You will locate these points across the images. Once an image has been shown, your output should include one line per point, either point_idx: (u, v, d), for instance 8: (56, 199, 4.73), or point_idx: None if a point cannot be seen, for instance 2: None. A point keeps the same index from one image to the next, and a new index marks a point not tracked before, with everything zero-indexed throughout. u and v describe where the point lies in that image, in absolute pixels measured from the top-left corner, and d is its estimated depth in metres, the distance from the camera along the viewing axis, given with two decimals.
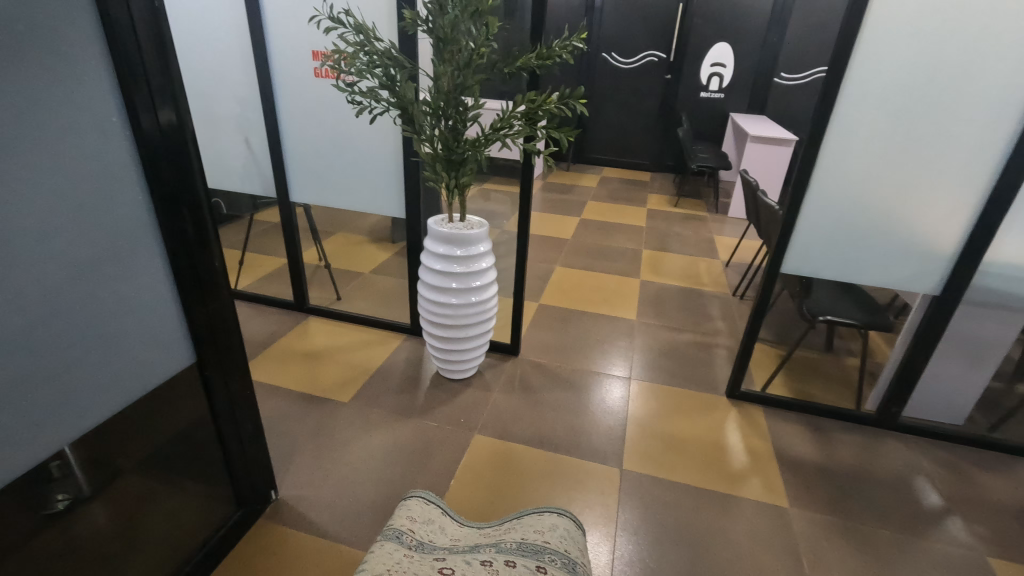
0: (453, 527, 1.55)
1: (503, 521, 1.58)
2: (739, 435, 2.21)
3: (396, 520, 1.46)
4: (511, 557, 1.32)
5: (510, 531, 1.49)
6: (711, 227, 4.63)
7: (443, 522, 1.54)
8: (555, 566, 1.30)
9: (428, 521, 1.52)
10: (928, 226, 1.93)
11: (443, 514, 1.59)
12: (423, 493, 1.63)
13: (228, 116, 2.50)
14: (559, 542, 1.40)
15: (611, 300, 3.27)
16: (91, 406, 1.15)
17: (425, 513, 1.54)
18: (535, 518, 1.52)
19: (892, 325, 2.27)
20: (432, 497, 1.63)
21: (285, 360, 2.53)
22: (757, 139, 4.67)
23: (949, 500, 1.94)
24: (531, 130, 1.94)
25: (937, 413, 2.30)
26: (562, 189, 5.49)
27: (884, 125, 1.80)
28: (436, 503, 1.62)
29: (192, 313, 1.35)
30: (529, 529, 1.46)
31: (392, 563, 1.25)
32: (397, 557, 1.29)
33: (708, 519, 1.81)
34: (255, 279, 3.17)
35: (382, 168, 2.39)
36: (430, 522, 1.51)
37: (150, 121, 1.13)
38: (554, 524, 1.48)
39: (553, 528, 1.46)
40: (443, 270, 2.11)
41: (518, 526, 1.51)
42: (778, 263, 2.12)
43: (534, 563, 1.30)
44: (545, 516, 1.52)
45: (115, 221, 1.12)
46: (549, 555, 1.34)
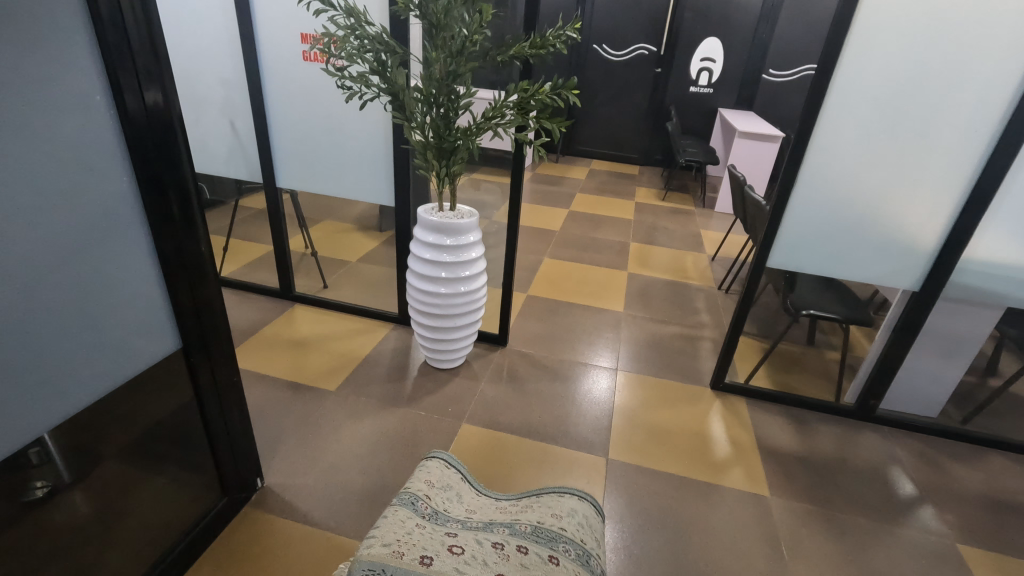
0: (469, 496, 1.57)
1: (520, 499, 1.60)
2: (722, 426, 2.25)
3: (414, 483, 1.49)
4: (523, 543, 1.31)
5: (527, 510, 1.49)
6: (698, 222, 4.67)
7: (461, 489, 1.58)
8: (567, 556, 1.29)
9: (445, 487, 1.54)
10: (910, 224, 1.98)
11: (462, 481, 1.62)
12: (444, 457, 1.67)
13: (213, 98, 2.44)
14: (574, 531, 1.39)
15: (599, 292, 3.29)
16: (73, 391, 1.13)
17: (444, 478, 1.57)
18: (556, 501, 1.54)
19: (872, 320, 2.33)
20: (453, 461, 1.67)
21: (271, 348, 2.51)
22: (745, 134, 4.70)
23: (923, 489, 2.01)
24: (523, 120, 1.93)
25: (913, 406, 2.36)
26: (551, 181, 5.48)
27: (870, 124, 1.83)
28: (456, 468, 1.66)
29: (178, 298, 1.33)
30: (547, 512, 1.46)
31: (403, 533, 1.25)
32: (409, 527, 1.28)
33: (691, 507, 1.85)
34: (240, 266, 3.12)
35: (372, 155, 2.36)
36: (448, 488, 1.55)
37: (135, 102, 1.10)
38: (573, 510, 1.49)
39: (571, 515, 1.46)
40: (432, 259, 2.10)
41: (535, 507, 1.51)
42: (764, 257, 2.15)
43: (546, 553, 1.27)
44: (565, 498, 1.55)
45: (99, 203, 1.09)
46: (563, 544, 1.33)
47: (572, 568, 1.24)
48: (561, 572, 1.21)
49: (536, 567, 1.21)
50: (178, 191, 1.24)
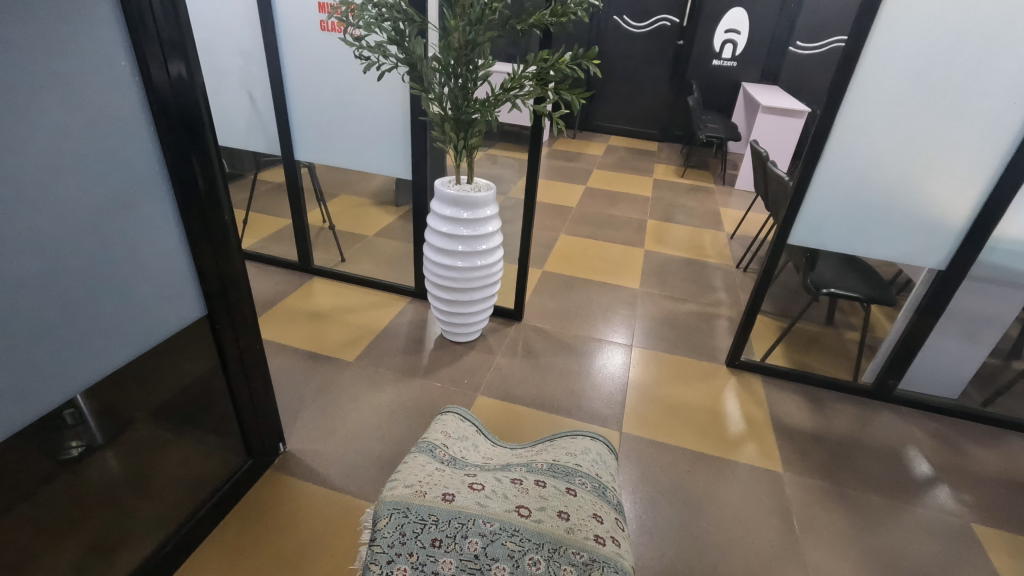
0: (485, 447, 1.61)
1: (535, 445, 1.64)
2: (737, 402, 2.25)
3: (432, 433, 1.52)
4: (541, 477, 1.33)
5: (542, 453, 1.52)
6: (717, 199, 4.59)
7: (477, 441, 1.61)
8: (584, 489, 1.33)
9: (462, 437, 1.58)
10: (940, 200, 1.92)
11: (477, 433, 1.66)
12: (458, 411, 1.69)
13: (231, 70, 2.44)
14: (590, 466, 1.43)
15: (614, 269, 3.27)
16: (104, 353, 1.17)
17: (460, 429, 1.60)
18: (570, 442, 1.57)
19: (895, 300, 2.28)
20: (467, 415, 1.70)
21: (290, 319, 2.55)
22: (769, 110, 4.58)
23: (939, 470, 2.00)
24: (542, 92, 1.90)
25: (933, 386, 2.33)
26: (568, 156, 5.42)
27: (903, 97, 1.76)
28: (470, 421, 1.69)
29: (203, 267, 1.36)
30: (561, 453, 1.50)
31: (424, 474, 1.28)
32: (429, 469, 1.32)
33: (703, 481, 1.87)
34: (259, 240, 3.17)
35: (390, 128, 2.36)
36: (464, 438, 1.57)
37: (159, 71, 1.11)
38: (587, 449, 1.53)
39: (586, 453, 1.50)
40: (449, 233, 2.10)
41: (550, 449, 1.55)
42: (786, 234, 2.11)
43: (564, 485, 1.31)
44: (579, 440, 1.58)
45: (126, 169, 1.11)
46: (579, 478, 1.36)
47: (590, 497, 1.28)
48: (580, 502, 1.25)
49: (555, 498, 1.25)
50: (201, 160, 1.25)
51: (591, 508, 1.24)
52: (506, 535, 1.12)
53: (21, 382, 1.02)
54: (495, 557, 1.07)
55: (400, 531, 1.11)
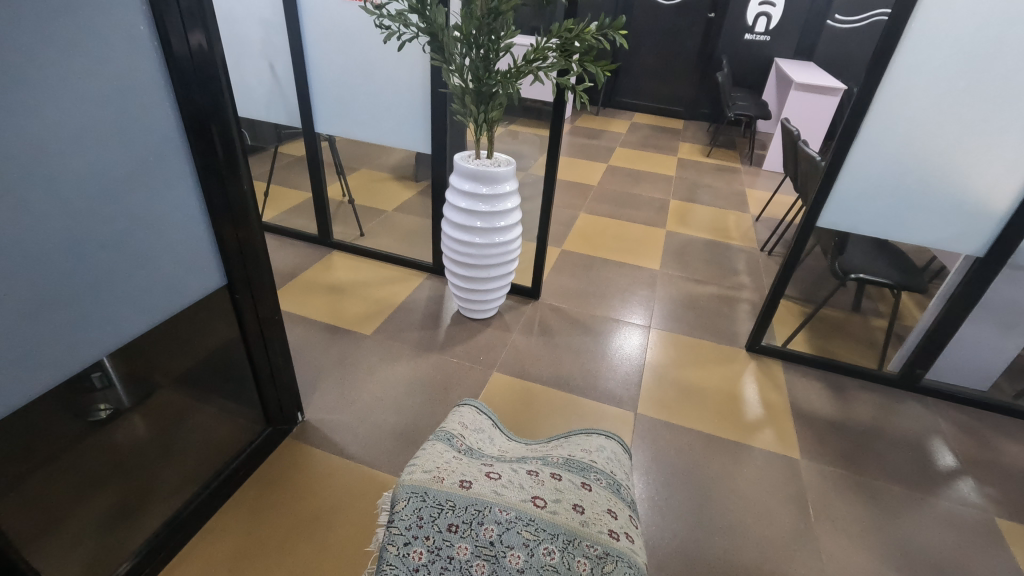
0: (501, 439, 1.60)
1: (549, 440, 1.62)
2: (755, 387, 2.22)
3: (449, 423, 1.52)
4: (556, 470, 1.34)
5: (557, 447, 1.52)
6: (743, 180, 4.47)
7: (492, 434, 1.61)
8: (599, 484, 1.32)
9: (479, 429, 1.57)
10: (982, 186, 1.82)
11: (493, 427, 1.65)
12: (475, 404, 1.69)
13: (252, 40, 2.42)
14: (604, 463, 1.43)
15: (635, 249, 3.22)
16: (128, 320, 1.19)
17: (477, 422, 1.60)
18: (585, 438, 1.56)
19: (927, 287, 2.20)
20: (484, 408, 1.70)
21: (310, 292, 2.58)
22: (803, 86, 4.39)
23: (964, 462, 1.94)
24: (566, 64, 1.84)
25: (961, 376, 2.26)
26: (591, 134, 5.31)
27: (948, 77, 1.66)
28: (487, 415, 1.68)
29: (222, 236, 1.36)
30: (576, 448, 1.49)
31: (442, 462, 1.29)
32: (446, 457, 1.33)
33: (717, 465, 1.85)
34: (280, 213, 3.19)
35: (409, 101, 2.32)
36: (480, 430, 1.57)
37: (180, 41, 1.10)
38: (602, 446, 1.52)
39: (600, 450, 1.49)
40: (468, 209, 2.08)
41: (565, 444, 1.54)
42: (814, 217, 2.05)
43: (580, 480, 1.31)
44: (593, 437, 1.57)
45: (146, 136, 1.11)
46: (594, 473, 1.36)
47: (605, 493, 1.28)
48: (595, 497, 1.26)
49: (570, 492, 1.25)
50: (220, 130, 1.24)
51: (605, 504, 1.24)
52: (522, 524, 1.12)
53: (49, 345, 1.04)
54: (510, 545, 1.08)
55: (418, 515, 1.12)
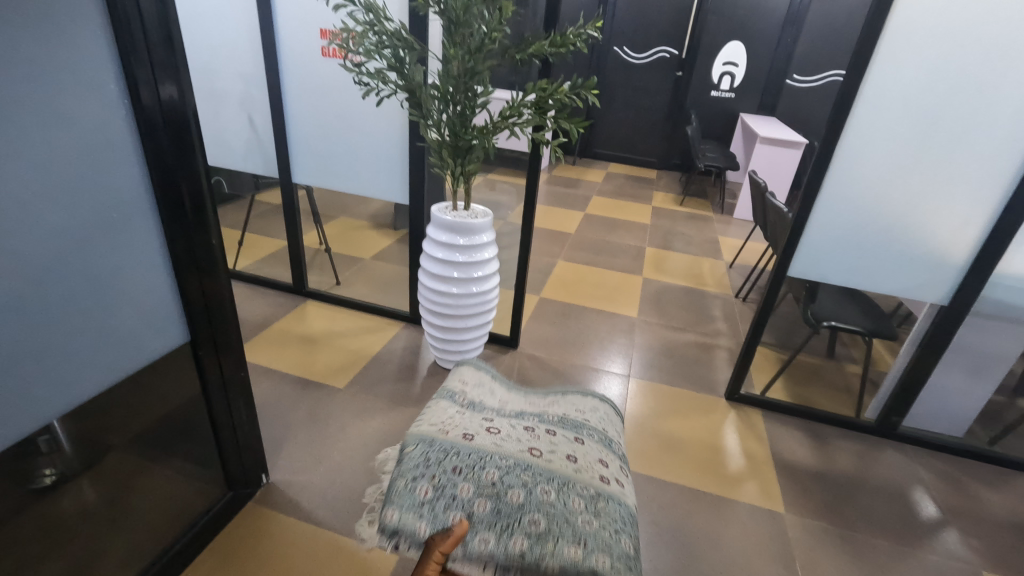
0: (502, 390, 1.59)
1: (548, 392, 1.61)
2: (736, 437, 2.19)
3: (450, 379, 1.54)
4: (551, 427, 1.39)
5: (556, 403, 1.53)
6: (716, 227, 4.60)
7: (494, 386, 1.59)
8: (591, 439, 1.37)
9: (479, 383, 1.57)
10: (941, 236, 1.90)
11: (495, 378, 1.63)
12: (476, 360, 1.67)
13: (231, 93, 2.45)
14: (599, 422, 1.44)
15: (612, 296, 3.24)
16: (81, 381, 1.12)
17: (478, 376, 1.59)
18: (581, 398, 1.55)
19: (897, 333, 2.25)
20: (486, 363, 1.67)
21: (281, 343, 2.50)
22: (767, 140, 4.62)
23: (947, 512, 1.93)
24: (541, 120, 1.89)
25: (936, 423, 2.28)
26: (567, 183, 5.44)
27: (900, 134, 1.76)
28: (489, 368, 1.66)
29: (188, 292, 1.32)
30: (572, 407, 1.49)
31: (443, 418, 1.35)
32: (449, 412, 1.38)
33: (702, 522, 1.79)
34: (254, 261, 3.14)
35: (388, 153, 2.35)
36: (481, 384, 1.56)
37: (150, 92, 1.09)
38: (596, 407, 1.51)
39: (594, 411, 1.49)
40: (445, 259, 2.07)
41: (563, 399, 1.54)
42: (785, 267, 2.10)
43: (573, 435, 1.36)
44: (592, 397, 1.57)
45: (111, 192, 1.08)
46: (587, 431, 1.40)
47: (597, 446, 1.33)
48: (587, 449, 1.32)
49: (563, 444, 1.32)
50: (190, 184, 1.22)
51: (597, 454, 1.31)
52: (520, 468, 1.20)
53: None
54: (511, 485, 1.15)
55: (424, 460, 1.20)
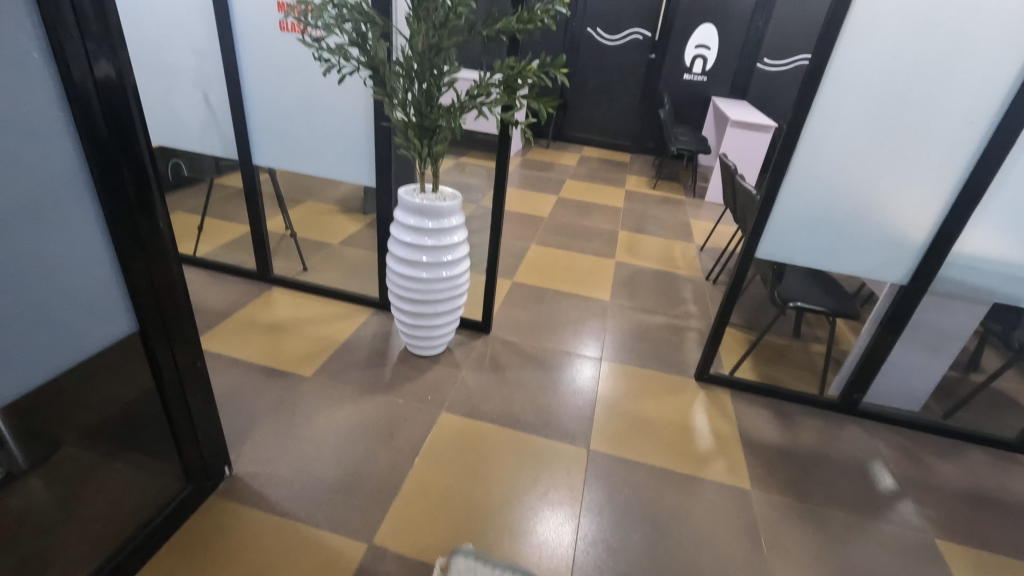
0: (481, 457, 1.90)
1: (520, 465, 1.89)
2: (705, 417, 2.23)
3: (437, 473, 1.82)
4: (522, 527, 1.67)
5: (525, 488, 1.80)
6: (688, 211, 4.64)
7: (476, 464, 1.87)
8: (553, 533, 1.66)
9: (463, 468, 1.85)
10: (901, 218, 1.94)
11: (477, 459, 1.89)
12: (458, 443, 1.94)
13: (185, 70, 2.32)
14: (559, 515, 1.72)
15: (585, 280, 3.24)
16: (15, 375, 1.05)
17: (462, 465, 1.86)
18: (547, 485, 1.82)
19: (859, 313, 2.30)
20: (468, 447, 1.93)
21: (245, 331, 2.43)
22: (738, 123, 4.66)
23: (903, 484, 2.00)
24: (509, 99, 1.85)
25: (894, 398, 2.37)
26: (541, 166, 5.40)
27: (865, 117, 1.78)
28: (471, 451, 1.92)
29: (135, 279, 1.24)
30: (538, 499, 1.77)
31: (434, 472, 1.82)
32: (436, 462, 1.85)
33: (671, 500, 1.82)
34: (216, 247, 3.02)
35: (353, 134, 2.28)
36: (466, 467, 1.85)
37: (81, 68, 1.01)
38: (557, 499, 1.78)
39: (556, 504, 1.76)
40: (413, 243, 2.02)
41: (530, 482, 1.83)
42: (753, 249, 2.11)
43: (538, 534, 1.65)
44: (555, 477, 1.86)
45: (40, 172, 1.00)
46: (550, 526, 1.68)
47: (556, 544, 1.62)
48: (547, 541, 1.63)
49: (528, 537, 1.64)
50: (132, 165, 1.15)
51: (556, 549, 1.61)
52: None
53: None
54: None
55: None
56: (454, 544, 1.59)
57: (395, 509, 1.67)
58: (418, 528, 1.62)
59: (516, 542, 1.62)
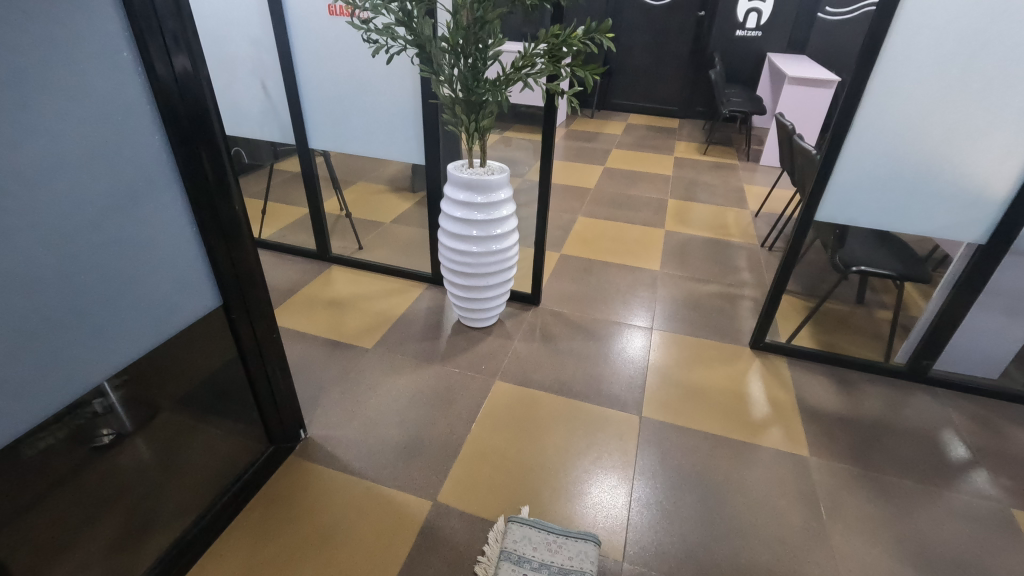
0: (534, 418, 1.99)
1: (571, 426, 1.96)
2: (761, 385, 2.20)
3: (492, 433, 1.92)
4: (573, 481, 1.75)
5: (576, 447, 1.88)
6: (741, 176, 4.46)
7: (529, 425, 1.96)
8: (603, 488, 1.73)
9: (517, 428, 1.94)
10: (979, 173, 1.81)
11: (529, 420, 1.98)
12: (515, 406, 2.04)
13: (244, 60, 2.44)
14: (610, 473, 1.79)
15: (634, 250, 3.21)
16: (122, 345, 1.19)
17: (516, 426, 1.95)
18: (598, 445, 1.89)
19: (931, 276, 2.17)
20: (521, 409, 2.02)
21: (310, 307, 2.58)
22: (796, 80, 4.39)
23: (976, 453, 1.91)
24: (555, 69, 1.84)
25: (969, 365, 2.24)
26: (586, 137, 5.31)
27: (939, 65, 1.65)
28: (524, 414, 2.00)
29: (217, 259, 1.36)
30: (590, 457, 1.84)
31: (490, 430, 1.93)
32: (492, 422, 1.96)
33: (726, 466, 1.83)
34: (278, 230, 3.19)
35: (401, 113, 2.33)
36: (520, 427, 1.95)
37: (164, 65, 1.10)
38: (607, 459, 1.84)
39: (606, 462, 1.82)
40: (463, 217, 2.07)
41: (581, 441, 1.90)
42: (812, 211, 2.03)
43: (589, 488, 1.73)
44: (607, 438, 1.92)
45: (134, 162, 1.11)
46: (602, 482, 1.75)
47: (607, 499, 1.69)
48: (599, 497, 1.70)
49: (579, 490, 1.72)
50: (210, 153, 1.24)
51: (607, 503, 1.69)
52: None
53: (43, 374, 1.04)
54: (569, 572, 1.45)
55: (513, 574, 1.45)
56: (510, 505, 1.67)
57: (454, 471, 1.77)
58: (476, 490, 1.71)
59: (570, 503, 1.68)
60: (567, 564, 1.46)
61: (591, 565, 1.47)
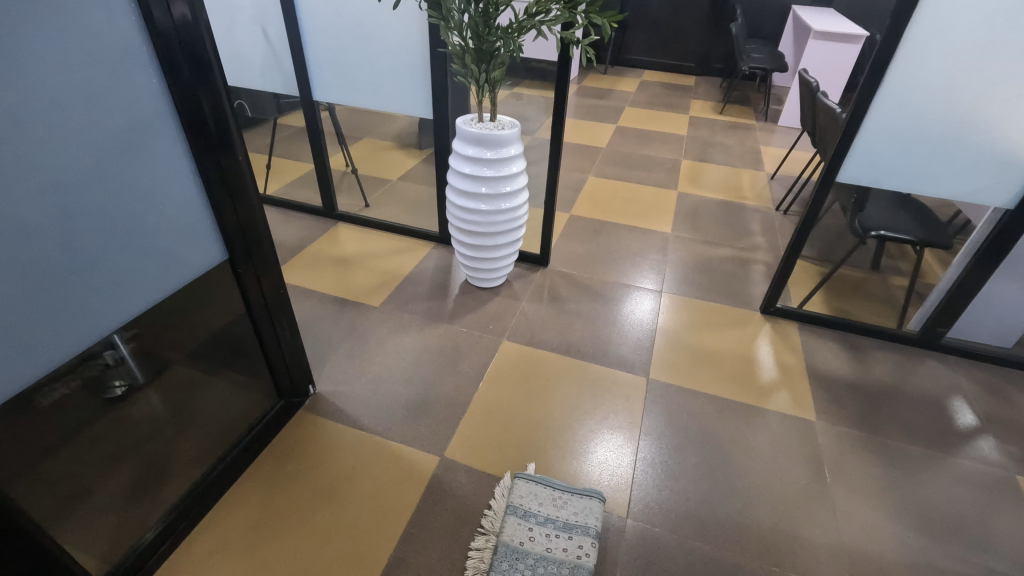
0: (541, 378, 1.99)
1: (577, 387, 1.97)
2: (770, 350, 2.18)
3: (498, 392, 1.92)
4: (578, 440, 1.77)
5: (583, 406, 1.89)
6: (758, 137, 4.31)
7: (535, 385, 1.97)
8: (609, 446, 1.75)
9: (524, 387, 1.95)
10: (1015, 135, 1.72)
11: (536, 380, 1.98)
12: (521, 365, 2.04)
13: (243, 5, 2.33)
14: (615, 433, 1.80)
15: (646, 212, 3.14)
16: (130, 297, 1.18)
17: (522, 385, 1.96)
18: (605, 405, 1.90)
19: (952, 243, 2.11)
20: (528, 369, 2.03)
21: (317, 265, 2.56)
22: (822, 34, 4.17)
23: (984, 420, 1.91)
24: (570, 15, 1.73)
25: (984, 334, 2.20)
26: (599, 94, 5.12)
27: (985, 15, 1.54)
28: (531, 374, 2.01)
29: (222, 212, 1.33)
30: (595, 417, 1.85)
31: (496, 389, 1.93)
32: (498, 381, 1.97)
33: (732, 428, 1.84)
34: (284, 186, 3.14)
35: (409, 63, 2.24)
36: (527, 386, 1.95)
37: (161, 8, 1.04)
38: (612, 419, 1.85)
39: (612, 422, 1.83)
40: (472, 174, 2.02)
41: (587, 400, 1.91)
42: (834, 172, 1.96)
43: (594, 447, 1.75)
44: (612, 399, 1.92)
45: (135, 108, 1.07)
46: (608, 441, 1.77)
47: (613, 457, 1.72)
48: (604, 455, 1.72)
49: (584, 448, 1.74)
50: (211, 103, 1.19)
51: (612, 460, 1.71)
52: (578, 530, 1.47)
53: (54, 322, 1.04)
54: (574, 528, 1.48)
55: (521, 528, 1.47)
56: (517, 462, 1.69)
57: (462, 428, 1.79)
58: (484, 447, 1.73)
59: (575, 461, 1.70)
60: (572, 520, 1.49)
61: (596, 520, 1.49)
